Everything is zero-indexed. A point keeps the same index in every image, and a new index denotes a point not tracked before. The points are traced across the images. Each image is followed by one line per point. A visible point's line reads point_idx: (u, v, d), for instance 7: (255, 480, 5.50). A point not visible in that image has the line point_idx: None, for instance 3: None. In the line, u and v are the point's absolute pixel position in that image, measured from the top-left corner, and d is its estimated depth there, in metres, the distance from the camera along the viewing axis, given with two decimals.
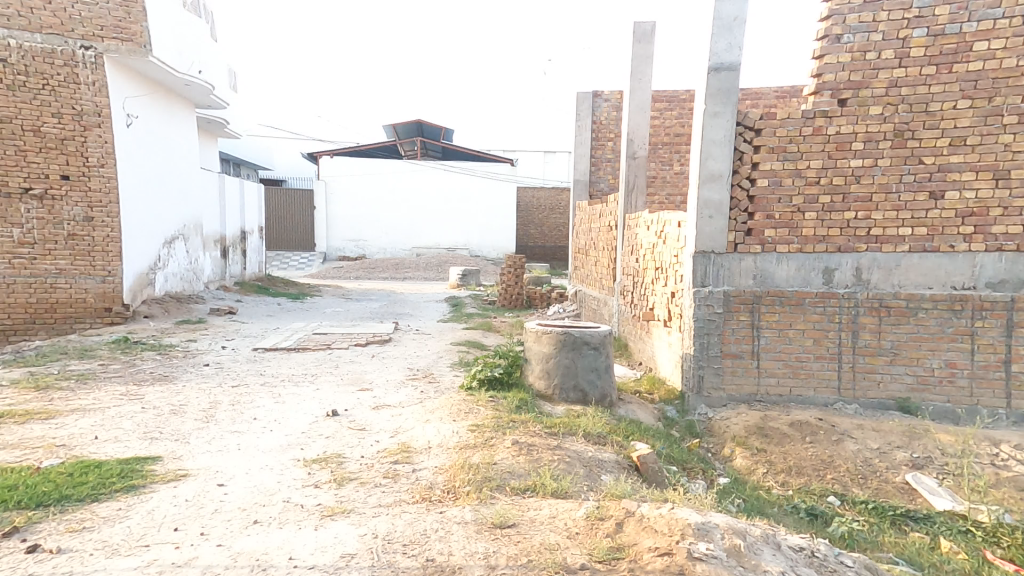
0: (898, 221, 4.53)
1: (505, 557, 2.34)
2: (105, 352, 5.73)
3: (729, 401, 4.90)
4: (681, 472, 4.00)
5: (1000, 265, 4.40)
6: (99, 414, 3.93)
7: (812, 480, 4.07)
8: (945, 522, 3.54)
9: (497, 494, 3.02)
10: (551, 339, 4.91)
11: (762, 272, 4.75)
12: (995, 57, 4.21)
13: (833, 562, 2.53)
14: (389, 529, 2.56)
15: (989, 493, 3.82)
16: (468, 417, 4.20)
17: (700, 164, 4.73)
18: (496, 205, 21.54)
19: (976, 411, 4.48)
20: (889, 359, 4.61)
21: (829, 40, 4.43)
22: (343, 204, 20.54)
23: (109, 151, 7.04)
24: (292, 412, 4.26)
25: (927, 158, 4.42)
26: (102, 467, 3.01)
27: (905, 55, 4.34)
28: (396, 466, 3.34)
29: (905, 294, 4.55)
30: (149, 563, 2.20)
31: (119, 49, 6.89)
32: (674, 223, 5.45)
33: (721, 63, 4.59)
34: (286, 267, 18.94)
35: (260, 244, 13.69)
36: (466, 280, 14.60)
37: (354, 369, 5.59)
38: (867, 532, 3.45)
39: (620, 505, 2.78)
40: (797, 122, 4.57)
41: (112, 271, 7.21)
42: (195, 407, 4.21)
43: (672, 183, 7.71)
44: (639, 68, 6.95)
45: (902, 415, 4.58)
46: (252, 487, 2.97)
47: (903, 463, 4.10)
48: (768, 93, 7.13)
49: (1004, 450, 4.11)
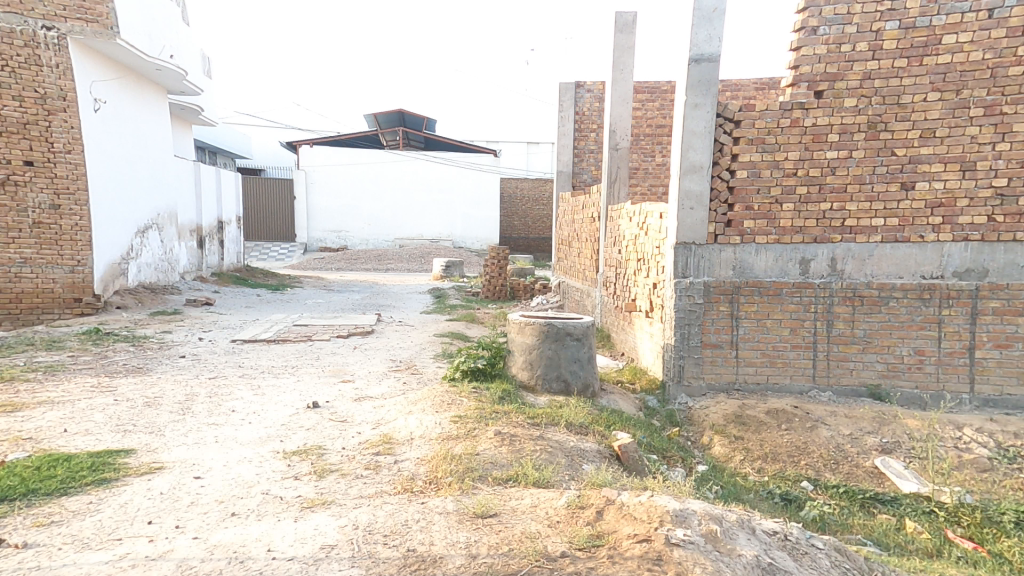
0: (872, 212, 4.62)
1: (486, 546, 2.35)
2: (75, 344, 5.59)
3: (708, 390, 4.98)
4: (660, 460, 4.05)
5: (966, 255, 4.52)
6: (69, 407, 3.84)
7: (787, 466, 4.14)
8: (910, 503, 3.66)
9: (479, 484, 3.03)
10: (534, 330, 4.93)
11: (741, 263, 4.81)
12: (963, 50, 4.30)
13: (805, 545, 2.60)
14: (370, 520, 2.55)
15: (953, 475, 3.96)
16: (451, 408, 4.21)
17: (681, 155, 4.76)
18: (480, 196, 21.47)
19: (941, 396, 4.61)
20: (861, 348, 4.72)
21: (806, 32, 4.48)
22: (325, 195, 20.26)
23: (76, 137, 6.85)
24: (271, 404, 4.22)
25: (900, 150, 4.50)
26: (72, 461, 2.94)
27: (879, 47, 4.40)
28: (378, 458, 3.33)
29: (877, 283, 4.65)
30: (122, 557, 2.16)
31: (83, 30, 6.67)
32: (655, 215, 5.49)
33: (702, 54, 4.62)
34: (266, 258, 18.62)
35: (239, 235, 13.45)
36: (450, 271, 14.52)
37: (336, 361, 5.55)
38: (837, 515, 3.55)
39: (601, 494, 2.81)
40: (775, 114, 4.61)
41: (81, 260, 7.03)
42: (171, 400, 4.14)
43: (654, 175, 7.76)
44: (621, 58, 6.94)
45: (873, 402, 4.69)
46: (230, 479, 2.94)
47: (873, 448, 4.21)
48: (748, 84, 7.19)
49: (966, 433, 4.26)
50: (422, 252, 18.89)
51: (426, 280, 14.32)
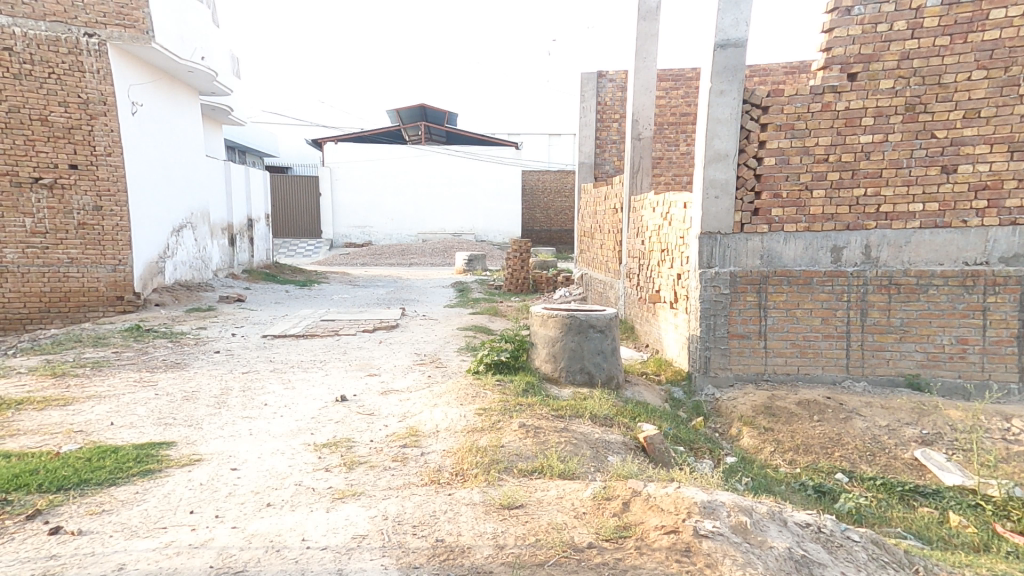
0: (909, 197, 4.44)
1: (513, 537, 2.38)
2: (117, 340, 5.82)
3: (736, 381, 4.90)
4: (687, 452, 4.02)
5: (1013, 240, 4.32)
6: (113, 401, 4.01)
7: (820, 458, 4.05)
8: (954, 496, 3.53)
9: (504, 476, 3.06)
10: (557, 322, 4.91)
11: (769, 252, 4.70)
12: (1012, 26, 4.09)
13: (839, 537, 2.56)
14: (399, 511, 2.60)
15: (999, 468, 3.79)
16: (475, 401, 4.25)
17: (706, 143, 4.66)
18: (501, 190, 21.44)
19: (986, 385, 4.44)
20: (898, 337, 4.56)
21: (840, 12, 4.30)
22: (348, 191, 20.53)
23: (116, 140, 7.09)
24: (301, 398, 4.33)
25: (940, 132, 4.31)
26: (118, 453, 3.07)
27: (918, 25, 4.21)
28: (405, 450, 3.39)
29: (915, 270, 4.47)
30: (167, 544, 2.26)
31: (122, 36, 6.90)
32: (679, 204, 5.40)
33: (728, 39, 4.49)
34: (293, 254, 19.00)
35: (269, 232, 13.75)
36: (472, 265, 14.53)
37: (362, 355, 5.65)
38: (874, 508, 3.45)
39: (627, 486, 2.80)
40: (805, 98, 4.46)
41: (122, 259, 7.30)
42: (207, 394, 4.28)
43: (678, 164, 7.58)
44: (644, 46, 6.80)
45: (911, 392, 4.55)
46: (265, 471, 3.04)
47: (912, 439, 4.08)
48: (777, 69, 6.98)
49: (1015, 424, 4.09)
50: (444, 246, 18.99)
51: (448, 274, 14.39)
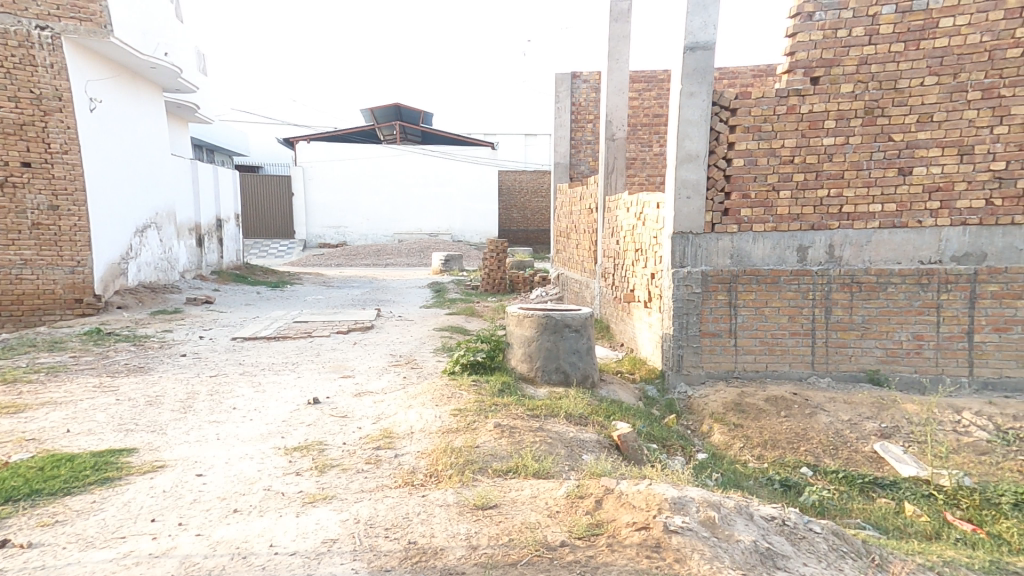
0: (869, 198, 4.58)
1: (486, 537, 2.38)
2: (76, 345, 5.64)
3: (708, 378, 5.00)
4: (660, 449, 4.08)
5: (964, 239, 4.49)
6: (70, 407, 3.88)
7: (786, 453, 4.15)
8: (910, 487, 3.66)
9: (479, 476, 3.06)
10: (533, 322, 4.93)
11: (739, 252, 4.80)
12: (960, 34, 4.25)
13: (802, 530, 2.63)
14: (371, 513, 2.59)
15: (951, 458, 3.94)
16: (451, 401, 4.24)
17: (678, 144, 4.74)
18: (480, 190, 21.41)
19: (939, 379, 4.61)
20: (859, 334, 4.71)
21: (802, 18, 4.42)
22: (323, 191, 20.26)
23: (72, 137, 6.86)
24: (272, 401, 4.26)
25: (897, 135, 4.46)
26: (74, 461, 2.98)
27: (875, 32, 4.35)
28: (379, 452, 3.37)
29: (875, 269, 4.62)
30: (125, 555, 2.20)
31: (77, 29, 6.68)
32: (652, 204, 5.48)
33: (697, 42, 4.58)
34: (265, 255, 18.62)
35: (239, 233, 13.48)
36: (448, 265, 14.48)
37: (336, 357, 5.59)
38: (836, 500, 3.55)
39: (600, 483, 2.82)
40: (771, 101, 4.57)
41: (81, 261, 7.08)
42: (172, 398, 4.18)
43: (651, 164, 7.67)
44: (616, 48, 6.87)
45: (872, 387, 4.70)
46: (232, 476, 2.98)
47: (872, 433, 4.21)
48: (745, 72, 7.12)
49: (965, 417, 4.25)
50: (420, 246, 18.89)
51: (425, 275, 14.31)
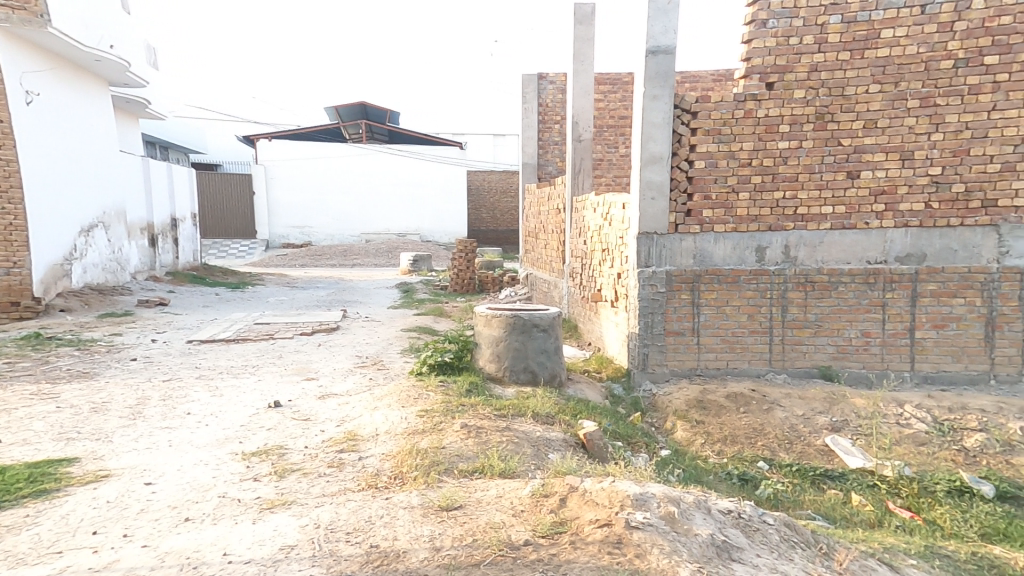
0: (821, 200, 4.75)
1: (450, 538, 2.37)
2: (13, 350, 5.35)
3: (672, 376, 5.09)
4: (625, 446, 4.14)
5: (906, 240, 4.70)
6: (6, 416, 3.69)
7: (745, 448, 4.27)
8: (856, 478, 3.81)
9: (445, 477, 3.04)
10: (501, 322, 4.93)
11: (701, 252, 4.91)
12: (899, 45, 4.46)
13: (756, 521, 2.70)
14: (333, 518, 2.54)
15: (894, 450, 4.14)
16: (417, 403, 4.21)
17: (642, 146, 4.82)
18: (451, 189, 21.30)
19: (885, 374, 4.82)
20: (813, 331, 4.88)
21: (756, 25, 4.55)
22: (286, 191, 19.81)
23: (6, 132, 6.51)
24: (231, 405, 4.15)
25: (846, 140, 4.64)
26: (7, 473, 2.83)
27: (824, 40, 4.51)
28: (342, 456, 3.31)
29: (827, 269, 4.80)
30: (62, 570, 2.10)
31: (10, 18, 6.34)
32: (618, 205, 5.56)
33: (658, 46, 4.66)
34: (225, 256, 18.04)
35: (195, 232, 13.05)
36: (417, 265, 14.36)
37: (299, 359, 5.47)
38: (790, 492, 3.68)
39: (565, 481, 2.84)
40: (729, 105, 4.70)
41: (18, 262, 6.72)
42: (120, 404, 4.03)
43: (618, 165, 7.78)
44: (581, 50, 6.93)
45: (824, 382, 4.87)
46: (184, 483, 2.89)
47: (823, 427, 4.37)
48: (706, 76, 7.29)
49: (907, 410, 4.44)
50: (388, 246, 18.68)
51: (393, 275, 14.16)
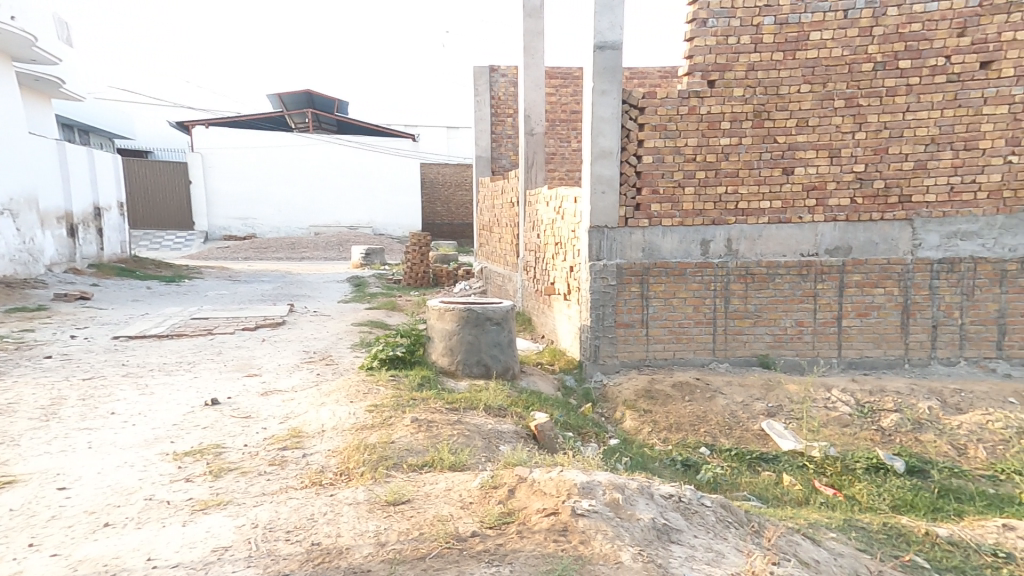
0: (760, 195, 4.95)
1: (395, 533, 2.32)
2: None
3: (622, 366, 5.19)
4: (575, 437, 4.19)
5: (836, 234, 4.96)
6: None
7: (688, 434, 4.41)
8: (788, 459, 4.01)
9: (393, 472, 2.98)
10: (453, 315, 4.88)
11: (649, 245, 5.02)
12: (826, 47, 4.69)
13: (696, 505, 2.77)
14: (272, 517, 2.44)
15: (822, 431, 4.38)
16: (366, 398, 4.11)
17: (592, 140, 4.87)
18: (406, 181, 21.04)
19: (815, 361, 5.09)
20: (753, 321, 5.09)
21: (698, 23, 4.67)
22: (227, 180, 19.10)
23: None
24: (162, 403, 3.93)
25: (781, 138, 4.85)
26: None
27: (759, 41, 4.69)
28: (283, 453, 3.19)
29: (765, 261, 5.01)
30: None
31: None
32: (570, 199, 5.61)
33: (605, 42, 4.72)
34: (158, 248, 17.06)
35: (121, 223, 12.29)
36: (370, 259, 14.06)
37: (240, 355, 5.24)
38: (728, 476, 3.83)
39: (514, 472, 2.83)
40: (674, 102, 4.82)
41: None
42: (31, 405, 3.74)
43: (570, 160, 7.86)
44: (531, 43, 6.93)
45: (762, 370, 5.10)
46: (106, 487, 2.71)
47: (760, 413, 4.57)
48: (653, 72, 7.46)
49: (834, 394, 4.69)
50: (340, 239, 18.21)
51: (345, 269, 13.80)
